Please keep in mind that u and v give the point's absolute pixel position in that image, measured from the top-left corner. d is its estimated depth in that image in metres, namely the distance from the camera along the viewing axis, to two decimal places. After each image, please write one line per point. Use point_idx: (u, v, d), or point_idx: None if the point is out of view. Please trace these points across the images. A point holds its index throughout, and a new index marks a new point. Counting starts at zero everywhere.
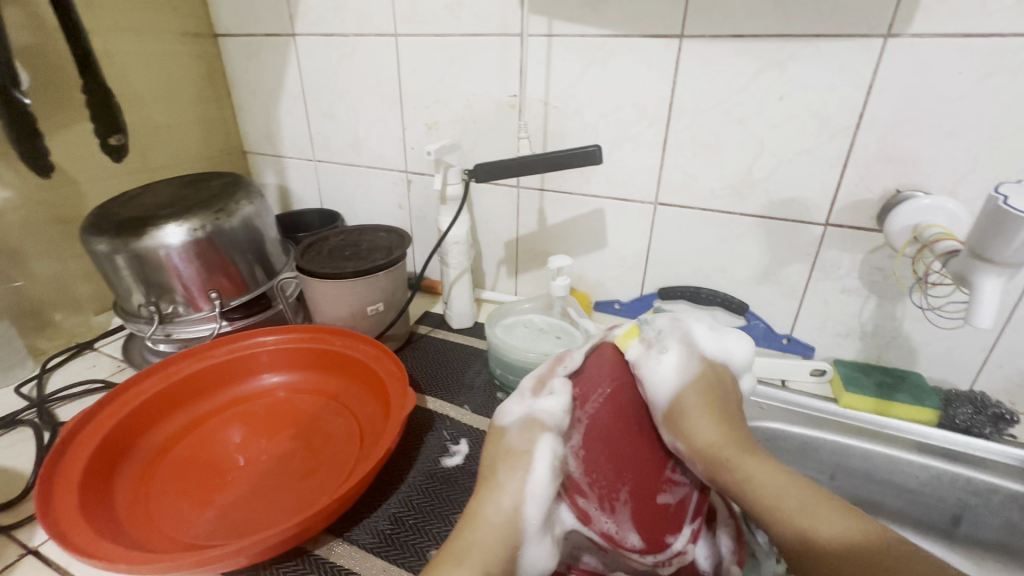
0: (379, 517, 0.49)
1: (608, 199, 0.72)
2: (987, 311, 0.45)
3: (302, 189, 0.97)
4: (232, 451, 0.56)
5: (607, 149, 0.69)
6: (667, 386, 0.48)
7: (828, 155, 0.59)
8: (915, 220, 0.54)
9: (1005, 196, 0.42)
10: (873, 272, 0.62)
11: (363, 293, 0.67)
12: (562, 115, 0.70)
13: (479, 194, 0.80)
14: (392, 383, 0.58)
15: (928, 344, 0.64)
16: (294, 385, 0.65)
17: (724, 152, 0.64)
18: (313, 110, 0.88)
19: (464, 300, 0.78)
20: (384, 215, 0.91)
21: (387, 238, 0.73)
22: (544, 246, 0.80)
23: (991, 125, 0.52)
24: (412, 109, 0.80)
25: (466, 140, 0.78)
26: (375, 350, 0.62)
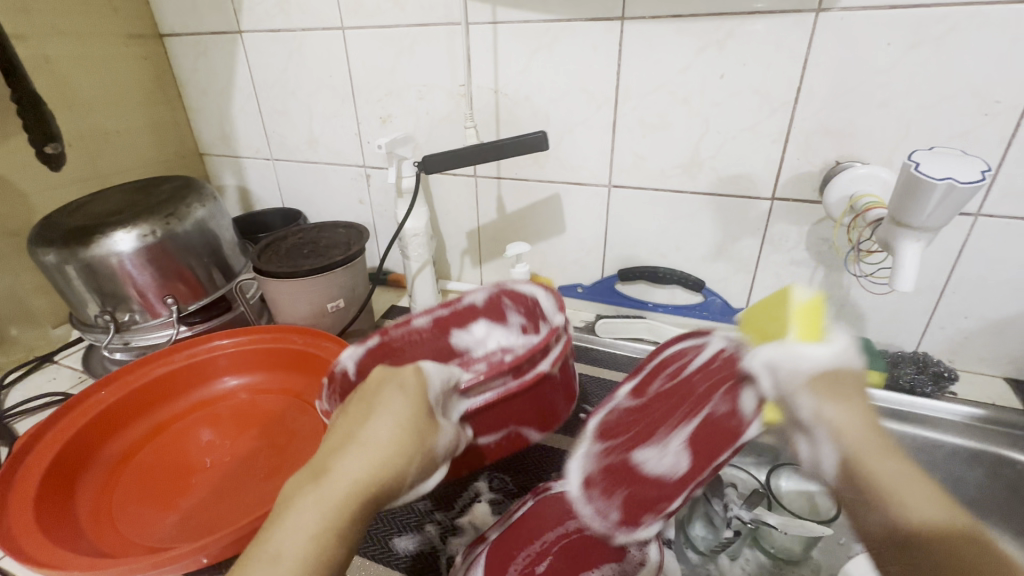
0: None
1: (564, 184, 0.73)
2: (908, 274, 0.48)
3: (262, 188, 0.96)
4: (196, 455, 0.56)
5: (559, 135, 0.70)
6: (808, 366, 0.35)
7: (771, 130, 0.61)
8: (850, 191, 0.56)
9: (917, 162, 0.43)
10: (820, 243, 0.64)
11: (322, 291, 0.67)
12: (512, 102, 0.70)
13: (437, 185, 0.81)
14: None
15: (875, 309, 0.66)
16: (257, 385, 0.65)
17: (672, 132, 0.65)
18: (267, 107, 0.87)
19: (428, 292, 0.78)
20: (345, 211, 0.91)
21: (346, 234, 0.73)
22: (505, 234, 0.80)
23: (922, 96, 0.54)
24: (365, 103, 0.79)
25: (421, 132, 0.78)
26: (337, 346, 0.62)
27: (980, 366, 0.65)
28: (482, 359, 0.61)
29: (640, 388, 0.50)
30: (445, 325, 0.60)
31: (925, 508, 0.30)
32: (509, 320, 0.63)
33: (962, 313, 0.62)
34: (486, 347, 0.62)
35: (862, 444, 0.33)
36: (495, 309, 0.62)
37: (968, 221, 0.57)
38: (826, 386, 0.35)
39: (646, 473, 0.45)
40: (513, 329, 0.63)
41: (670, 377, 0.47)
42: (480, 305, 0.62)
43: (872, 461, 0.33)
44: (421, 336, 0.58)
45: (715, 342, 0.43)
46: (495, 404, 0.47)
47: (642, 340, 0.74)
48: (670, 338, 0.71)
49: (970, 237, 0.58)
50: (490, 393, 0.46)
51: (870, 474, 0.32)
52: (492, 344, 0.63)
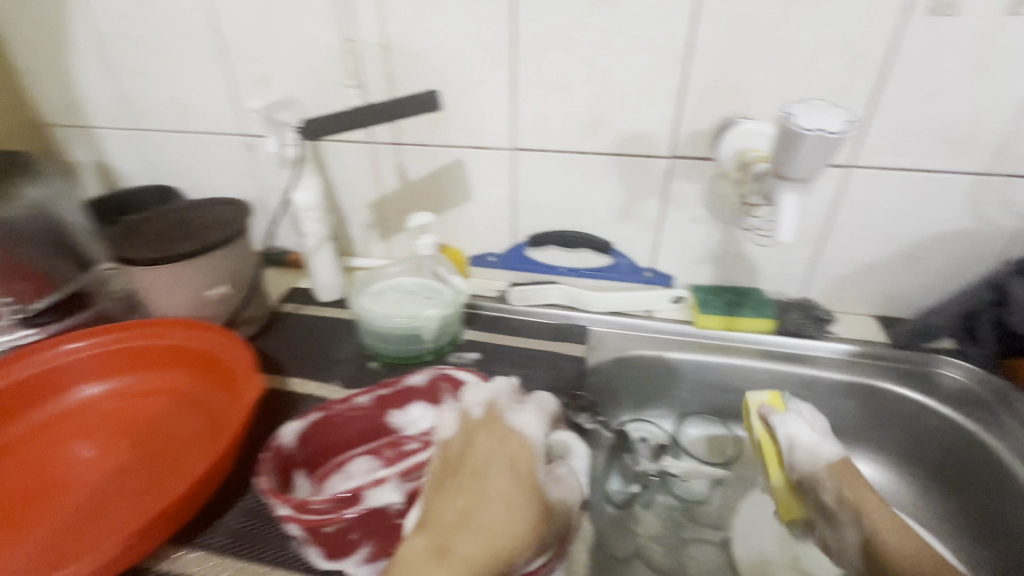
0: (232, 516, 0.45)
1: (468, 149, 0.70)
2: (788, 225, 0.50)
3: (127, 163, 0.83)
4: (51, 477, 0.48)
5: (460, 94, 0.66)
6: (816, 449, 0.55)
7: (666, 90, 0.61)
8: (739, 145, 0.58)
9: (792, 114, 0.45)
10: (716, 200, 0.66)
11: (199, 276, 0.60)
12: (405, 59, 0.65)
13: (332, 152, 0.74)
14: (241, 370, 0.53)
15: (765, 262, 0.70)
16: (134, 387, 0.57)
17: (570, 91, 0.63)
18: (119, 67, 0.74)
19: (330, 272, 0.73)
20: (227, 186, 0.81)
21: (226, 212, 0.65)
22: (409, 204, 0.76)
23: (799, 57, 0.56)
24: (239, 62, 0.70)
25: (308, 92, 0.70)
26: (221, 337, 0.56)
27: (855, 307, 0.71)
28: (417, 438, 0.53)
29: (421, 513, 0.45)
30: (387, 402, 0.54)
31: (902, 536, 0.48)
32: (444, 403, 0.54)
33: (841, 259, 0.68)
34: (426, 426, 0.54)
35: (886, 524, 0.49)
36: (436, 394, 0.55)
37: (838, 176, 0.62)
38: (844, 475, 0.53)
39: None
40: None
41: None
42: (419, 387, 0.55)
43: (883, 531, 0.49)
44: (359, 414, 0.53)
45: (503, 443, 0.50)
46: (423, 491, 0.44)
47: (555, 305, 0.73)
48: (582, 299, 0.71)
49: (842, 188, 0.63)
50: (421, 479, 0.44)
51: (878, 530, 0.49)
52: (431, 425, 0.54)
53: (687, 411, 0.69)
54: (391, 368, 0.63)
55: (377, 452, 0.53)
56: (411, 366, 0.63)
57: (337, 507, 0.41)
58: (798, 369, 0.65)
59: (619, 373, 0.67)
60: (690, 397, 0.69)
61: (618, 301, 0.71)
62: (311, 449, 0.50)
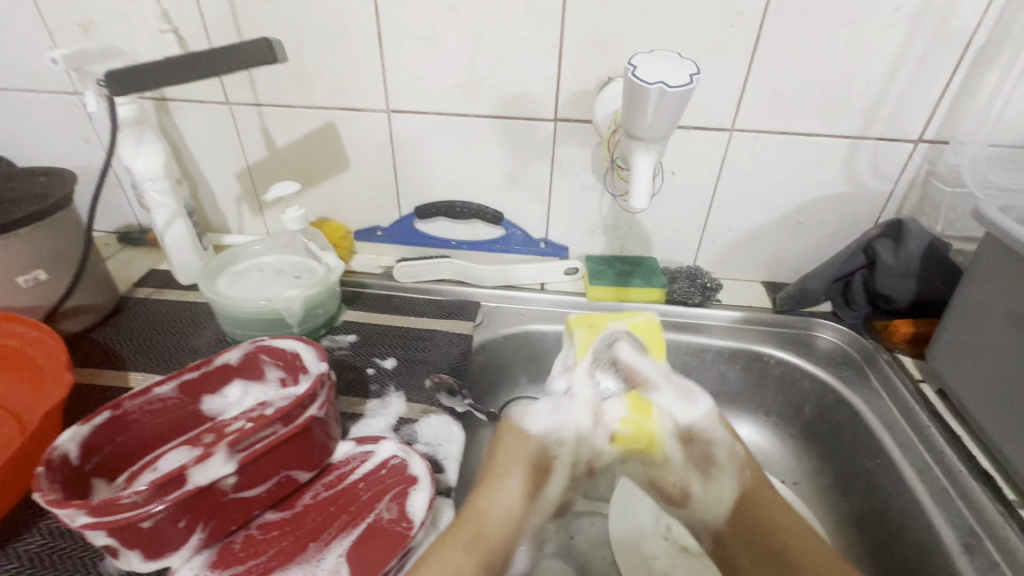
0: (36, 537, 0.39)
1: (375, 115, 0.63)
2: (642, 192, 0.41)
3: (75, 143, 0.70)
4: None
5: (367, 51, 0.59)
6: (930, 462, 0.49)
7: (735, 52, 0.55)
8: (613, 107, 0.54)
9: (634, 66, 0.36)
10: (762, 173, 0.62)
11: (9, 259, 0.50)
12: (254, 7, 0.57)
13: (185, 118, 0.66)
14: (52, 369, 0.46)
15: (809, 242, 0.67)
16: (130, 377, 0.54)
17: (609, 38, 0.55)
18: (53, 15, 0.60)
19: (362, 235, 0.73)
20: (70, 155, 0.71)
21: (45, 184, 0.56)
22: (425, 184, 0.68)
23: (885, 10, 0.51)
24: (51, 4, 0.60)
25: (136, 47, 0.61)
26: (36, 334, 0.49)
27: None
28: (238, 420, 0.46)
29: (240, 486, 0.37)
30: (196, 385, 0.45)
31: None
32: (268, 376, 0.48)
33: None
34: (243, 407, 0.47)
35: None
36: (255, 368, 0.48)
37: (909, 146, 0.59)
38: None
39: (370, 547, 0.39)
40: (272, 387, 0.48)
41: (281, 483, 0.41)
42: (233, 364, 0.47)
43: None
44: (166, 407, 0.44)
45: (325, 435, 0.44)
46: (258, 457, 0.37)
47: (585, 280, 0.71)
48: (617, 279, 0.66)
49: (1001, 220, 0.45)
50: (257, 446, 0.37)
51: None
52: (251, 404, 0.48)
53: (726, 395, 0.67)
54: (433, 330, 0.63)
55: (195, 442, 0.44)
56: (454, 330, 0.63)
57: (146, 500, 0.33)
58: (865, 370, 0.60)
59: None
60: (729, 385, 0.66)
61: (654, 282, 0.66)
62: (103, 455, 0.40)
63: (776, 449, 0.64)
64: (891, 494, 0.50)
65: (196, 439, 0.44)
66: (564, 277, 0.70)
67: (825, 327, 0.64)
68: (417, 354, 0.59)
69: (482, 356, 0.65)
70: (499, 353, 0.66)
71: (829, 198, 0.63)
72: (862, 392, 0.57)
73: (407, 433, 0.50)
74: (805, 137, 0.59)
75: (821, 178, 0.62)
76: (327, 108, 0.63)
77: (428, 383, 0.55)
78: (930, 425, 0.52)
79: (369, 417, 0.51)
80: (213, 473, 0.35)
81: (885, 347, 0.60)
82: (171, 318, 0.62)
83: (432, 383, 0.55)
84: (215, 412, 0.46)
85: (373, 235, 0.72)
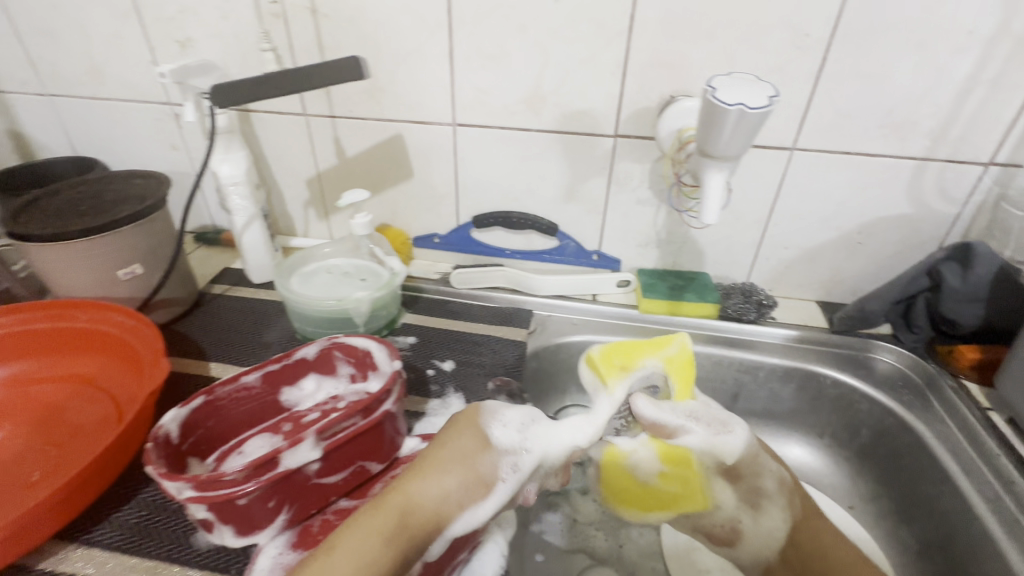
0: (133, 508, 0.43)
1: (440, 128, 0.66)
2: (713, 208, 0.42)
3: (164, 149, 0.76)
4: (19, 441, 0.48)
5: (438, 68, 0.62)
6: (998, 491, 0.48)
7: (800, 72, 0.56)
8: (679, 124, 0.56)
9: (713, 88, 0.37)
10: (821, 192, 0.62)
11: (112, 253, 0.55)
12: (336, 26, 0.61)
13: (264, 127, 0.70)
14: (147, 355, 0.50)
15: (868, 263, 0.66)
16: (210, 366, 0.58)
17: (673, 57, 0.57)
18: (156, 33, 0.66)
19: (420, 241, 0.76)
20: (158, 160, 0.77)
21: (142, 185, 0.61)
22: (484, 195, 0.71)
23: (959, 33, 0.51)
24: (155, 23, 0.65)
25: (227, 61, 0.66)
26: (131, 321, 0.53)
27: None
28: (313, 411, 0.49)
29: (321, 472, 0.40)
30: (277, 377, 0.48)
31: None
32: (340, 371, 0.51)
33: None
34: (317, 399, 0.50)
35: None
36: (329, 363, 0.51)
37: (978, 169, 0.58)
38: None
39: None
40: (344, 382, 0.51)
41: (356, 473, 0.43)
42: (310, 359, 0.50)
43: None
44: (251, 395, 0.47)
45: (397, 430, 0.46)
46: (339, 445, 0.40)
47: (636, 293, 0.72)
48: (670, 293, 0.67)
49: None
50: (339, 435, 0.40)
51: None
52: (325, 397, 0.51)
53: (777, 414, 0.66)
54: (489, 336, 0.65)
55: (275, 428, 0.47)
56: (510, 337, 0.65)
57: (244, 479, 0.36)
58: (927, 395, 0.59)
59: (710, 369, 0.66)
60: (781, 404, 0.66)
61: (708, 297, 0.66)
62: (197, 436, 0.44)
63: (830, 471, 0.63)
64: (955, 522, 0.49)
65: (275, 427, 0.47)
66: (616, 289, 0.71)
67: (883, 348, 0.63)
68: (475, 358, 0.61)
69: (535, 363, 0.66)
70: (552, 361, 0.67)
71: (891, 219, 0.62)
72: (924, 417, 0.56)
73: None
74: (868, 158, 0.59)
75: (883, 198, 0.61)
76: (396, 120, 0.67)
77: (489, 385, 0.57)
78: (999, 454, 0.51)
79: (431, 416, 0.53)
80: (300, 458, 0.38)
81: (949, 372, 0.59)
82: (245, 313, 0.66)
83: (494, 385, 0.57)
84: (292, 403, 0.49)
85: (431, 242, 0.75)
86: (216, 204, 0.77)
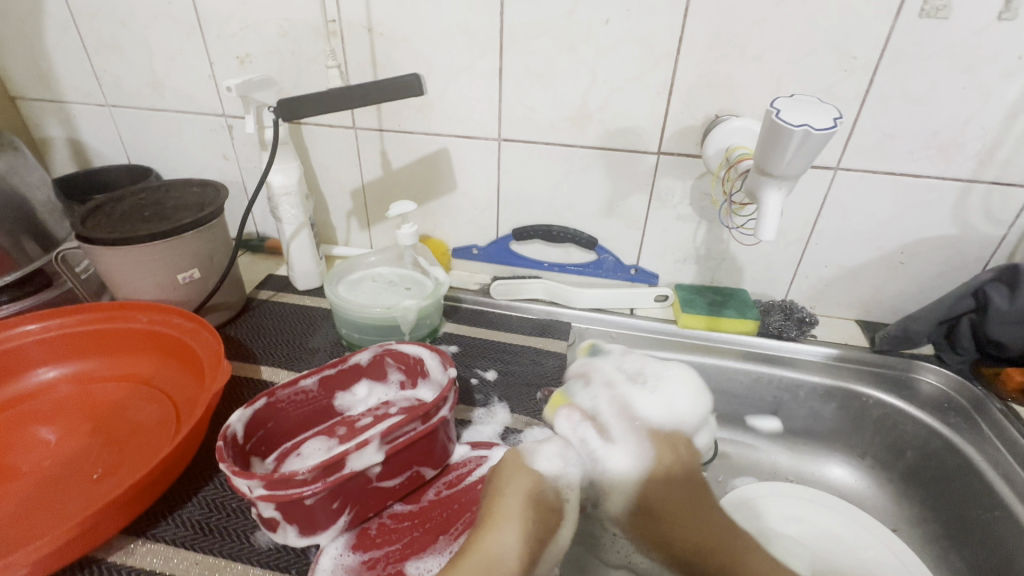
0: (196, 506, 0.44)
1: (485, 142, 0.68)
2: (769, 225, 0.44)
3: (215, 159, 0.78)
4: (85, 434, 0.50)
5: (487, 84, 0.64)
6: None
7: (846, 94, 0.56)
8: (727, 143, 0.57)
9: (778, 109, 0.39)
10: (864, 212, 0.62)
11: (172, 259, 0.57)
12: (390, 44, 0.64)
13: (314, 139, 0.73)
14: (208, 358, 0.52)
15: (909, 283, 0.66)
16: (261, 370, 0.59)
17: (718, 78, 0.58)
18: (216, 49, 0.69)
19: (459, 253, 0.77)
20: (208, 169, 0.80)
21: (200, 193, 0.63)
22: (524, 209, 0.72)
23: (1007, 58, 0.52)
24: (216, 39, 0.68)
25: (283, 76, 0.69)
26: (191, 324, 0.55)
27: None
28: (366, 416, 0.50)
29: (381, 476, 0.41)
30: (332, 381, 0.50)
31: None
32: (391, 377, 0.52)
33: None
34: (369, 404, 0.51)
35: None
36: (381, 369, 0.52)
37: None
38: None
39: None
40: (394, 388, 0.52)
41: (412, 478, 0.44)
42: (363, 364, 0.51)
43: None
44: (308, 398, 0.48)
45: (450, 436, 0.47)
46: (399, 450, 0.41)
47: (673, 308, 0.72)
48: (709, 309, 0.67)
49: None
50: (399, 440, 0.41)
51: None
52: (376, 403, 0.52)
53: (816, 433, 0.66)
54: (529, 346, 0.66)
55: (330, 432, 0.49)
56: (551, 348, 0.66)
57: (312, 480, 0.37)
58: (975, 416, 0.58)
59: (749, 385, 0.66)
60: (821, 422, 0.65)
61: (748, 313, 0.66)
62: (258, 437, 0.45)
63: (872, 493, 0.62)
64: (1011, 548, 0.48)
65: (330, 431, 0.49)
66: (654, 304, 0.72)
67: (928, 370, 0.62)
68: (517, 368, 0.62)
69: None
70: None
71: (935, 239, 0.63)
72: (972, 440, 0.56)
73: (515, 442, 0.52)
74: (912, 179, 0.59)
75: (927, 219, 0.61)
76: (442, 135, 0.69)
77: (536, 395, 0.58)
78: None
79: (476, 424, 0.54)
80: (364, 461, 0.39)
81: (997, 395, 0.58)
82: (291, 319, 0.68)
83: (543, 395, 0.58)
84: (345, 408, 0.51)
85: (470, 254, 0.77)
86: (262, 212, 0.80)
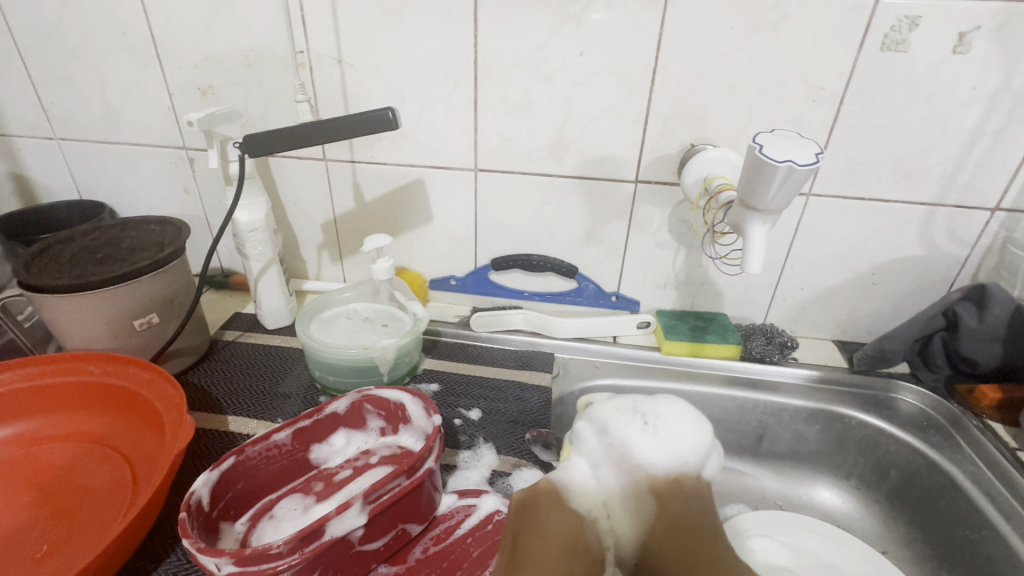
0: None
1: (460, 172, 0.67)
2: (756, 258, 0.45)
3: (175, 193, 0.75)
4: (27, 504, 0.45)
5: (462, 114, 0.63)
6: None
7: (815, 123, 0.58)
8: (705, 172, 0.57)
9: (761, 145, 0.40)
10: (836, 235, 0.64)
11: (128, 304, 0.53)
12: (361, 75, 0.62)
13: (282, 172, 0.70)
14: (168, 412, 0.48)
15: (881, 303, 0.68)
16: (227, 421, 0.55)
17: (692, 109, 0.59)
18: (177, 81, 0.66)
19: (436, 284, 0.75)
20: (166, 203, 0.76)
21: (159, 232, 0.59)
22: (502, 239, 0.71)
23: (963, 89, 0.54)
24: (176, 70, 0.65)
25: (248, 108, 0.66)
26: (148, 375, 0.51)
27: None
28: (345, 468, 0.47)
29: (363, 539, 0.38)
30: (307, 432, 0.46)
31: None
32: (370, 424, 0.49)
33: None
34: (347, 454, 0.48)
35: None
36: (360, 417, 0.49)
37: (986, 214, 0.60)
38: None
39: None
40: (375, 435, 0.49)
41: (396, 537, 0.41)
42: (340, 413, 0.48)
43: None
44: (281, 453, 0.45)
45: (437, 486, 0.45)
46: (383, 509, 0.38)
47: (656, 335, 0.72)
48: (692, 335, 0.67)
49: None
50: (383, 497, 0.38)
51: None
52: (355, 452, 0.49)
53: (801, 456, 0.66)
54: (514, 381, 0.64)
55: (305, 488, 0.45)
56: (535, 381, 0.64)
57: (288, 551, 0.34)
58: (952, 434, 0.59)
59: (734, 411, 0.66)
60: (805, 445, 0.65)
61: (730, 339, 0.66)
62: (226, 500, 0.41)
63: (859, 514, 0.63)
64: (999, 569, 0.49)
65: (304, 489, 0.45)
66: (636, 331, 0.71)
67: (905, 389, 0.63)
68: (501, 404, 0.60)
69: (560, 410, 0.66)
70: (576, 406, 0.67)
71: (904, 261, 0.64)
72: (954, 458, 0.57)
73: (503, 487, 0.50)
74: (880, 203, 0.61)
75: (895, 242, 0.63)
76: (417, 166, 0.67)
77: (523, 435, 0.55)
78: None
79: (463, 469, 0.51)
80: (346, 525, 0.36)
81: (973, 411, 0.59)
82: (260, 362, 0.64)
83: (531, 435, 0.55)
84: (321, 460, 0.47)
85: (448, 285, 0.75)
86: (226, 247, 0.76)
